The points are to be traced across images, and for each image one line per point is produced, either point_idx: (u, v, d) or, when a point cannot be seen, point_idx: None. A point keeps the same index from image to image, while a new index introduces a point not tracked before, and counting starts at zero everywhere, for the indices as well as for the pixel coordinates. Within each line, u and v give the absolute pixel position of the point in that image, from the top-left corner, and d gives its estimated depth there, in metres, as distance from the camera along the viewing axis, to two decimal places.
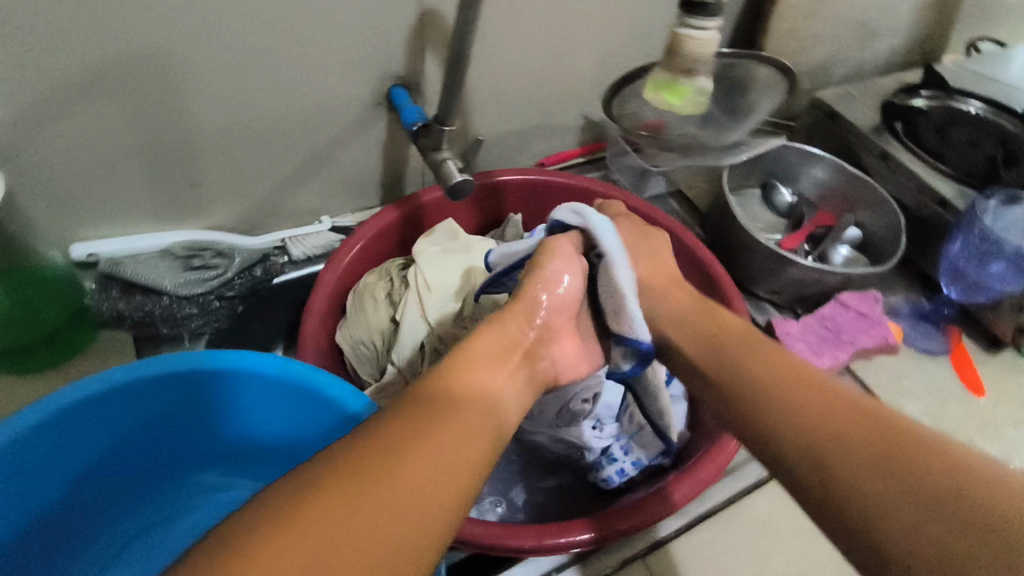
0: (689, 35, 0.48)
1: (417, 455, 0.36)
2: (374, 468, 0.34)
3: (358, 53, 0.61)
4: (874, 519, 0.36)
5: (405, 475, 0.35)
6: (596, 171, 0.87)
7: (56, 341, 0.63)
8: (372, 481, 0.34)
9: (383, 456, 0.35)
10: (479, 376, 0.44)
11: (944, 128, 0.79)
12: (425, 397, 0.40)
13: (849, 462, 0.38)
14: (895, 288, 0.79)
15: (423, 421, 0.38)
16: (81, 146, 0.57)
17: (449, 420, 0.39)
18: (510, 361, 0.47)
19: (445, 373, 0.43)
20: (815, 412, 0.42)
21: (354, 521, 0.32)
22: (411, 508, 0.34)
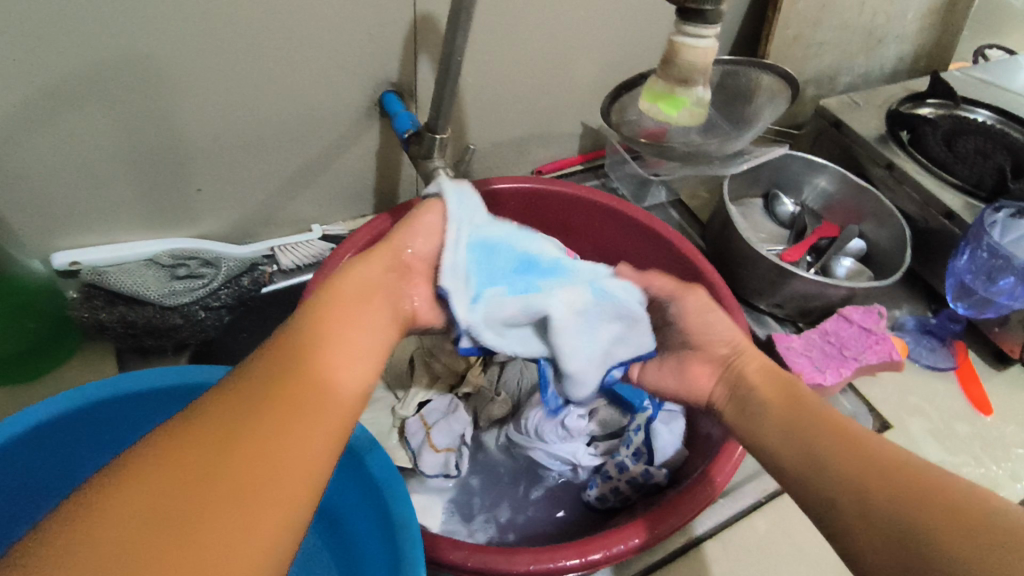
0: (687, 44, 0.46)
1: (247, 443, 0.31)
2: (195, 466, 0.30)
3: (348, 60, 0.60)
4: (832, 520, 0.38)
5: (229, 469, 0.30)
6: (594, 180, 0.84)
7: (40, 352, 0.62)
8: (191, 483, 0.29)
9: (204, 448, 0.30)
10: (316, 369, 0.36)
11: (951, 139, 0.77)
12: (282, 375, 0.35)
13: (835, 479, 0.39)
14: (901, 301, 0.77)
15: (261, 402, 0.33)
16: (66, 156, 0.56)
17: (292, 402, 0.34)
18: (354, 348, 0.38)
19: (285, 362, 0.35)
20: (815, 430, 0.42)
21: (158, 529, 0.28)
22: (237, 512, 0.29)
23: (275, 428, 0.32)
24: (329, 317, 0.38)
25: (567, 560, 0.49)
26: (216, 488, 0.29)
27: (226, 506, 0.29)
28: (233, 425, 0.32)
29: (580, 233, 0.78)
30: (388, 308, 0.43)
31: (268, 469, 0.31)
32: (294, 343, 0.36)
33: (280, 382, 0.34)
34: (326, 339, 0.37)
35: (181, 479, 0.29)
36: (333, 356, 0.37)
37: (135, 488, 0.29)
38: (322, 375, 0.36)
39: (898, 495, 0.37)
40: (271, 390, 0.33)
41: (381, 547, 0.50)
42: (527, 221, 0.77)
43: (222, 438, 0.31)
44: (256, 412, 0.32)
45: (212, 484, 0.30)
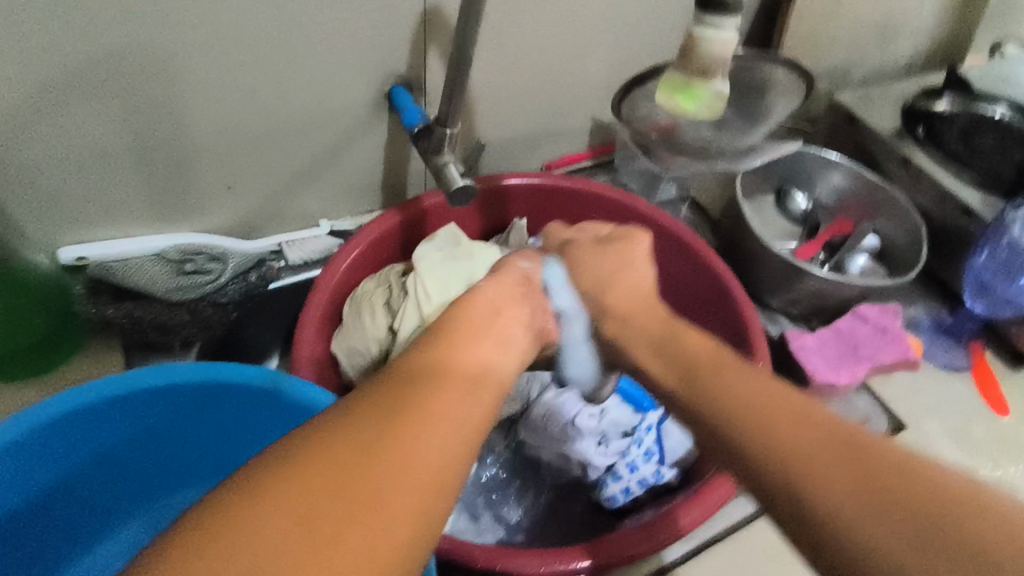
0: (708, 34, 0.45)
1: (409, 423, 0.34)
2: (364, 442, 0.32)
3: (356, 54, 0.59)
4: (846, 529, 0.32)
5: (393, 445, 0.32)
6: (603, 175, 0.84)
7: (48, 346, 0.62)
8: (361, 457, 0.31)
9: (377, 419, 0.33)
10: (465, 355, 0.41)
11: (968, 135, 0.75)
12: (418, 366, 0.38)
13: (836, 476, 0.34)
14: (915, 300, 0.76)
15: (414, 387, 0.36)
16: (72, 149, 0.55)
17: (446, 388, 0.37)
18: (501, 340, 0.44)
19: (434, 349, 0.40)
20: (794, 420, 0.37)
21: (340, 496, 0.30)
22: (406, 482, 0.31)
23: (431, 411, 0.35)
24: (462, 327, 0.43)
25: (577, 561, 0.49)
26: (385, 462, 0.32)
27: (398, 476, 0.31)
28: (391, 411, 0.34)
29: None
30: (512, 316, 0.47)
31: (428, 448, 0.33)
32: (439, 342, 0.41)
33: (430, 365, 0.38)
34: (465, 339, 0.42)
35: (353, 453, 0.31)
36: (475, 352, 0.42)
37: (309, 460, 0.31)
38: (474, 366, 0.40)
39: (898, 520, 0.32)
40: (427, 377, 0.37)
41: None
42: (537, 217, 0.76)
43: (383, 422, 0.33)
44: (412, 398, 0.35)
45: (381, 458, 0.32)
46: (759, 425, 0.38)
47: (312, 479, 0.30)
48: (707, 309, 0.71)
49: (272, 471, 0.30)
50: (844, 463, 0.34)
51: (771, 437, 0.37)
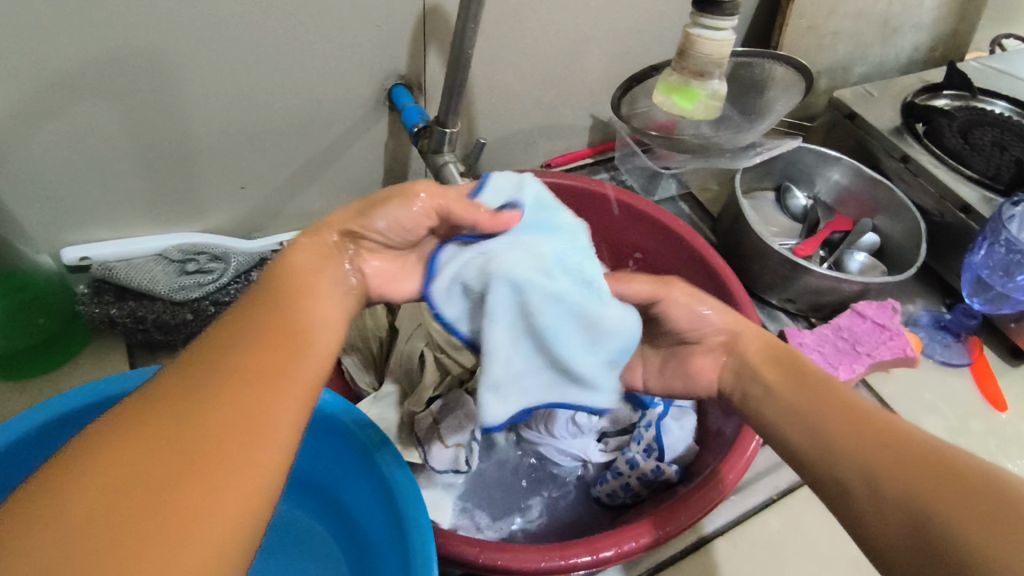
0: (704, 36, 0.45)
1: (205, 433, 0.30)
2: (148, 463, 0.28)
3: (356, 54, 0.59)
4: (930, 536, 0.34)
5: (189, 464, 0.29)
6: (604, 173, 0.84)
7: (52, 346, 0.63)
8: (143, 485, 0.27)
9: (157, 448, 0.29)
10: (302, 332, 0.36)
11: (968, 131, 0.75)
12: (219, 351, 0.33)
13: (919, 482, 0.36)
14: (914, 296, 0.76)
15: (226, 383, 0.32)
16: (74, 150, 0.56)
17: (268, 377, 0.33)
18: (325, 314, 0.37)
19: (247, 325, 0.35)
20: (873, 437, 0.39)
21: (135, 514, 0.27)
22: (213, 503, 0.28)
23: (245, 406, 0.31)
24: (300, 287, 0.37)
25: (578, 557, 0.49)
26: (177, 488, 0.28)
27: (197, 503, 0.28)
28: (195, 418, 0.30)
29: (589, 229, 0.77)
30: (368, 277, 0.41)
31: (240, 471, 0.30)
32: (269, 308, 0.36)
33: (232, 343, 0.34)
34: (286, 304, 0.36)
35: (135, 473, 0.28)
36: (317, 329, 0.37)
37: (83, 490, 0.27)
38: (310, 345, 0.36)
39: (929, 488, 0.35)
40: (254, 360, 0.33)
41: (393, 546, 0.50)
42: None
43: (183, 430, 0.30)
44: (222, 396, 0.31)
45: (173, 481, 0.28)
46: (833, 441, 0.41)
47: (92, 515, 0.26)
48: None
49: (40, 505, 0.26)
50: (871, 444, 0.39)
51: (817, 422, 0.43)
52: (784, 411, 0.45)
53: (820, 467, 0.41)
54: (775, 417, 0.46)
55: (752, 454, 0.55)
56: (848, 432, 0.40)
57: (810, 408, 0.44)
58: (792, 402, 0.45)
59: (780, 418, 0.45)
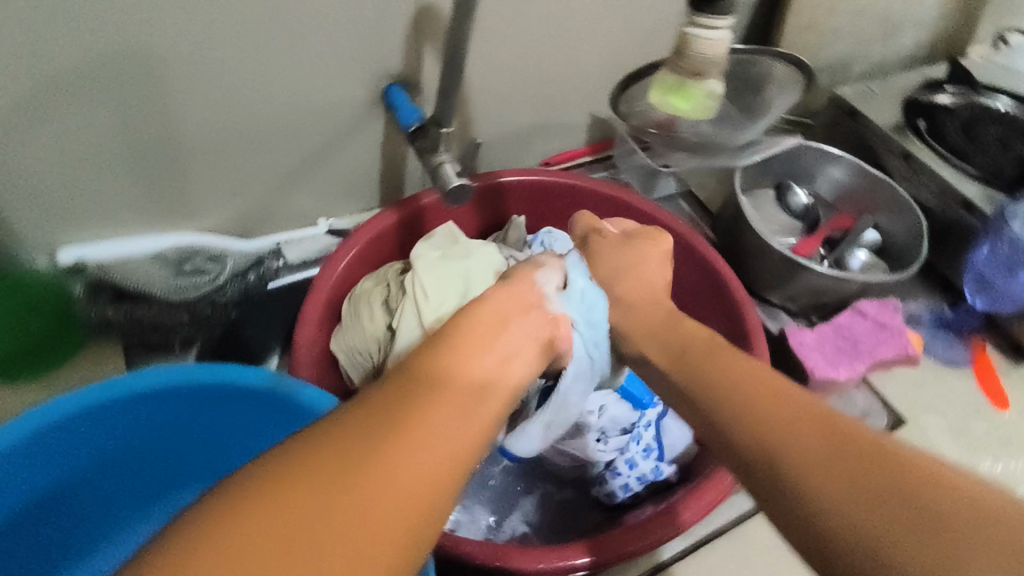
0: (698, 36, 0.45)
1: (387, 445, 0.31)
2: (339, 471, 0.29)
3: (351, 53, 0.59)
4: (818, 510, 0.33)
5: (369, 477, 0.30)
6: (603, 172, 0.83)
7: (49, 347, 0.62)
8: (327, 496, 0.28)
9: (331, 464, 0.30)
10: (466, 367, 0.38)
11: (970, 127, 0.75)
12: (411, 379, 0.35)
13: (822, 461, 0.35)
14: (915, 294, 0.75)
15: (407, 404, 0.33)
16: (68, 149, 0.55)
17: (433, 398, 0.34)
18: (498, 355, 0.41)
19: (430, 359, 0.38)
20: (789, 421, 0.37)
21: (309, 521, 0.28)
22: (380, 508, 0.29)
23: (418, 426, 0.32)
24: (467, 334, 0.41)
25: (577, 558, 0.49)
26: (350, 496, 0.29)
27: (371, 510, 0.29)
28: (373, 435, 0.31)
29: None
30: (525, 329, 0.44)
31: (399, 479, 0.30)
32: (438, 351, 0.39)
33: (421, 376, 0.36)
34: (465, 347, 0.40)
35: (318, 477, 0.29)
36: (477, 359, 0.39)
37: (270, 496, 0.28)
38: (470, 374, 0.38)
39: (862, 469, 0.34)
40: (422, 386, 0.35)
41: None
42: (537, 215, 0.76)
43: (367, 445, 0.31)
44: (394, 414, 0.33)
45: (353, 488, 0.29)
46: (760, 411, 0.38)
47: (281, 516, 0.28)
48: (704, 306, 0.71)
49: (232, 504, 0.28)
50: (833, 443, 0.35)
51: (769, 429, 0.37)
52: (734, 409, 0.40)
53: (791, 479, 0.35)
54: (702, 393, 0.42)
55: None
56: (812, 443, 0.36)
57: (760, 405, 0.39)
58: (745, 395, 0.40)
59: (739, 436, 0.39)
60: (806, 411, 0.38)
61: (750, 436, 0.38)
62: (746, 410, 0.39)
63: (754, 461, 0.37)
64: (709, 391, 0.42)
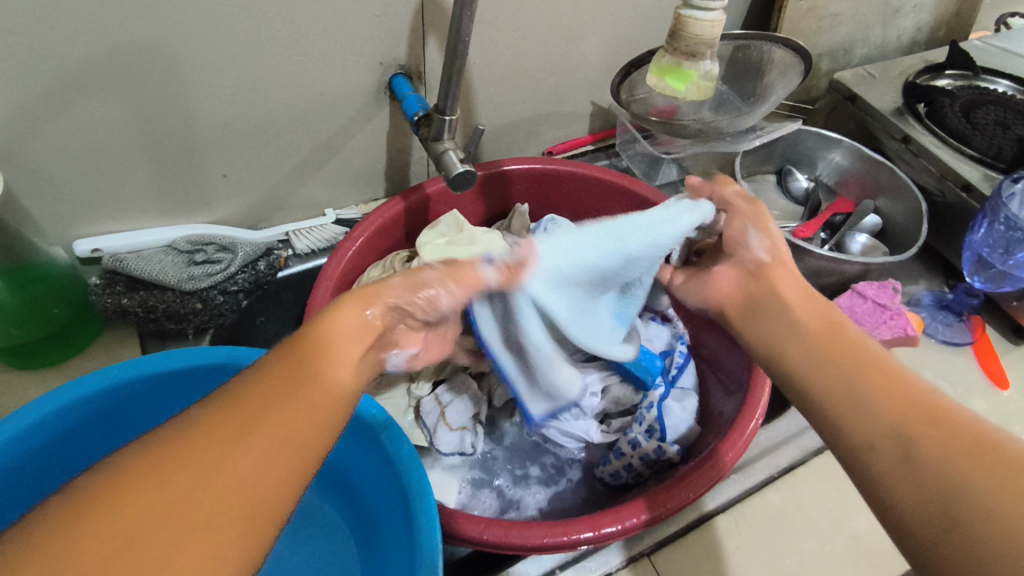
0: (693, 17, 0.46)
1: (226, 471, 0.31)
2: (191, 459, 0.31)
3: (354, 43, 0.60)
4: (926, 476, 0.35)
5: (180, 500, 0.30)
6: (604, 160, 0.85)
7: (66, 336, 0.65)
8: (181, 494, 0.30)
9: (149, 507, 0.29)
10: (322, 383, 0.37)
11: (970, 110, 0.75)
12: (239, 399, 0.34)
13: (926, 436, 0.36)
14: (915, 277, 0.77)
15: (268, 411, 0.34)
16: (84, 144, 0.57)
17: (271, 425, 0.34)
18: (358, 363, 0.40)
19: (276, 371, 0.36)
20: (915, 411, 0.38)
21: (114, 565, 0.28)
22: (218, 501, 0.31)
23: (260, 443, 0.33)
24: (330, 336, 0.39)
25: (581, 533, 0.50)
26: (197, 489, 0.30)
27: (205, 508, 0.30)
28: (229, 433, 0.33)
29: (591, 214, 0.78)
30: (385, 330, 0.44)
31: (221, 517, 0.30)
32: (284, 359, 0.37)
33: (261, 394, 0.35)
34: (324, 357, 0.38)
35: (179, 480, 0.30)
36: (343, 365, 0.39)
37: (91, 522, 0.28)
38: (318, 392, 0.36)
39: (977, 459, 0.34)
40: (253, 410, 0.34)
41: (402, 526, 0.49)
42: (538, 202, 0.78)
43: (184, 475, 0.31)
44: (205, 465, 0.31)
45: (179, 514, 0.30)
46: (861, 389, 0.40)
47: (139, 508, 0.29)
48: None
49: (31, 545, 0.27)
50: (941, 430, 0.36)
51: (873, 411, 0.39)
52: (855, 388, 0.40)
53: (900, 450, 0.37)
54: None
55: (752, 433, 0.56)
56: (910, 417, 0.37)
57: (862, 385, 0.40)
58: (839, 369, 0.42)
59: (849, 421, 0.40)
60: (918, 405, 0.38)
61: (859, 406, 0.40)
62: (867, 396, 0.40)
63: (845, 423, 0.40)
64: (832, 359, 0.43)
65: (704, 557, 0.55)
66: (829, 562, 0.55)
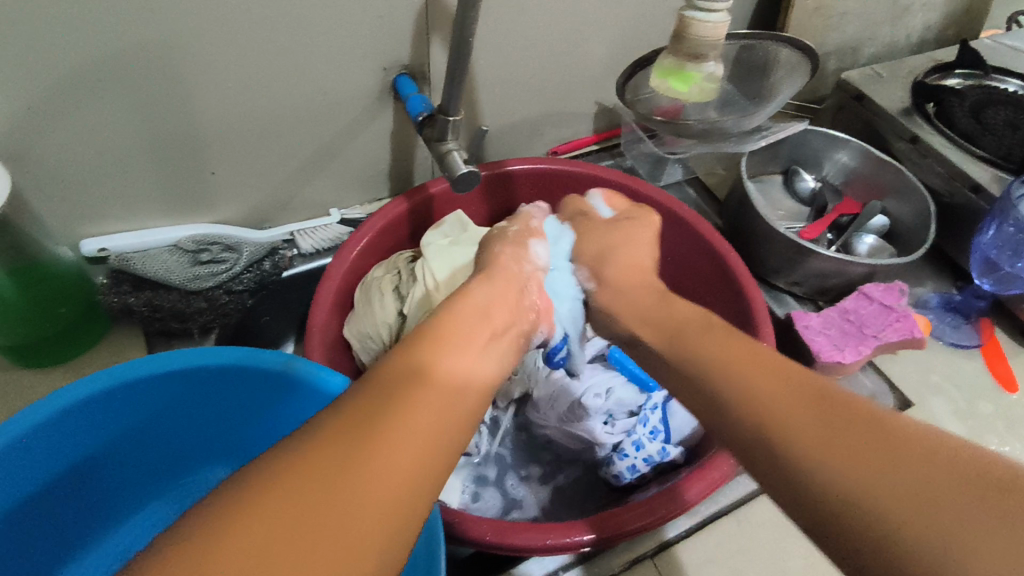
0: (697, 19, 0.46)
1: (392, 430, 0.35)
2: (360, 441, 0.34)
3: (358, 44, 0.60)
4: (788, 449, 0.36)
5: (351, 454, 0.33)
6: (609, 160, 0.85)
7: (74, 334, 0.65)
8: (331, 474, 0.32)
9: (333, 458, 0.33)
10: (445, 367, 0.42)
11: (979, 110, 0.74)
12: (385, 376, 0.39)
13: (788, 409, 0.38)
14: (923, 278, 0.76)
15: (388, 406, 0.37)
16: (90, 145, 0.58)
17: (419, 395, 0.38)
18: (475, 354, 0.45)
19: (411, 356, 0.42)
20: (781, 384, 0.40)
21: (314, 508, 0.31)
22: (383, 464, 0.34)
23: (413, 410, 0.37)
24: (446, 332, 0.45)
25: (583, 534, 0.50)
26: (353, 466, 0.33)
27: (364, 477, 0.33)
28: (360, 419, 0.35)
29: None
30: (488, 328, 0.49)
31: (394, 466, 0.34)
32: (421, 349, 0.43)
33: (402, 373, 0.40)
34: (444, 348, 0.44)
35: (334, 456, 0.33)
36: (457, 361, 0.43)
37: (287, 474, 0.31)
38: (445, 373, 0.42)
39: (827, 421, 0.36)
40: (408, 386, 0.39)
41: None
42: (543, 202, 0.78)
43: (353, 434, 0.34)
44: (373, 425, 0.35)
45: (362, 460, 0.33)
46: (733, 371, 0.42)
47: (311, 470, 0.32)
48: (713, 292, 0.72)
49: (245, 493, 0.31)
50: (806, 398, 0.38)
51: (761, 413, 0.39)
52: (739, 394, 0.41)
53: (765, 427, 0.38)
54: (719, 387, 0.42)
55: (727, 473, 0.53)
56: (778, 394, 0.39)
57: (741, 366, 0.42)
58: (719, 352, 0.44)
59: (730, 400, 0.41)
60: (783, 382, 0.40)
61: (740, 404, 0.40)
62: (728, 386, 0.42)
63: (723, 401, 0.42)
64: (694, 349, 0.46)
65: (708, 560, 0.55)
66: (833, 565, 0.55)
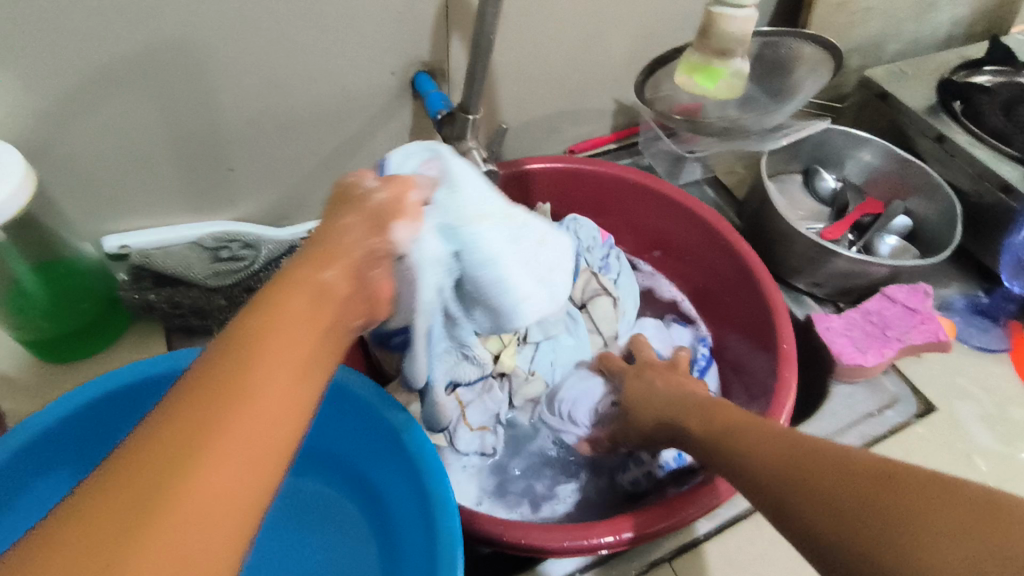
0: (725, 14, 0.45)
1: (209, 451, 0.25)
2: (169, 457, 0.25)
3: (379, 41, 0.60)
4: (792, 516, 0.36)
5: (146, 499, 0.24)
6: (627, 158, 0.84)
7: (98, 331, 0.66)
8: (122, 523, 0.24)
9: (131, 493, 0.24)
10: (286, 341, 0.29)
11: (1010, 107, 0.72)
12: (202, 375, 0.28)
13: (788, 474, 0.38)
14: (948, 280, 0.75)
15: (209, 409, 0.26)
16: (113, 142, 0.58)
17: (253, 393, 0.27)
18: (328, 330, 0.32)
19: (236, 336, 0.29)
20: (784, 450, 0.39)
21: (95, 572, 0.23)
22: (196, 504, 0.25)
23: (249, 414, 0.27)
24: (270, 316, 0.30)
25: (601, 537, 0.50)
26: (147, 514, 0.24)
27: (166, 523, 0.24)
28: (156, 435, 0.25)
29: (615, 215, 0.78)
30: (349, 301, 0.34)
31: (209, 503, 0.25)
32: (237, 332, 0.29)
33: (227, 359, 0.28)
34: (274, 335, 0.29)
35: (120, 496, 0.24)
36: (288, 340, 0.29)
37: (67, 523, 0.24)
38: (291, 353, 0.29)
39: (821, 484, 0.35)
40: (230, 387, 0.27)
41: (419, 524, 0.47)
42: (560, 202, 0.77)
43: (157, 457, 0.25)
44: (183, 443, 0.25)
45: (160, 506, 0.24)
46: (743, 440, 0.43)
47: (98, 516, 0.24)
48: (732, 298, 0.71)
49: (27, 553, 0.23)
50: (802, 462, 0.38)
51: (760, 464, 0.40)
52: (746, 460, 0.41)
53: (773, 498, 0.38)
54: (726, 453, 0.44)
55: None
56: (778, 460, 0.39)
57: (749, 435, 0.43)
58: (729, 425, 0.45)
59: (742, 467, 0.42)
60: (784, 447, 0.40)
61: (751, 472, 0.41)
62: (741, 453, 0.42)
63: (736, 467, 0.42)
64: (713, 417, 0.47)
65: (728, 564, 0.54)
66: None
